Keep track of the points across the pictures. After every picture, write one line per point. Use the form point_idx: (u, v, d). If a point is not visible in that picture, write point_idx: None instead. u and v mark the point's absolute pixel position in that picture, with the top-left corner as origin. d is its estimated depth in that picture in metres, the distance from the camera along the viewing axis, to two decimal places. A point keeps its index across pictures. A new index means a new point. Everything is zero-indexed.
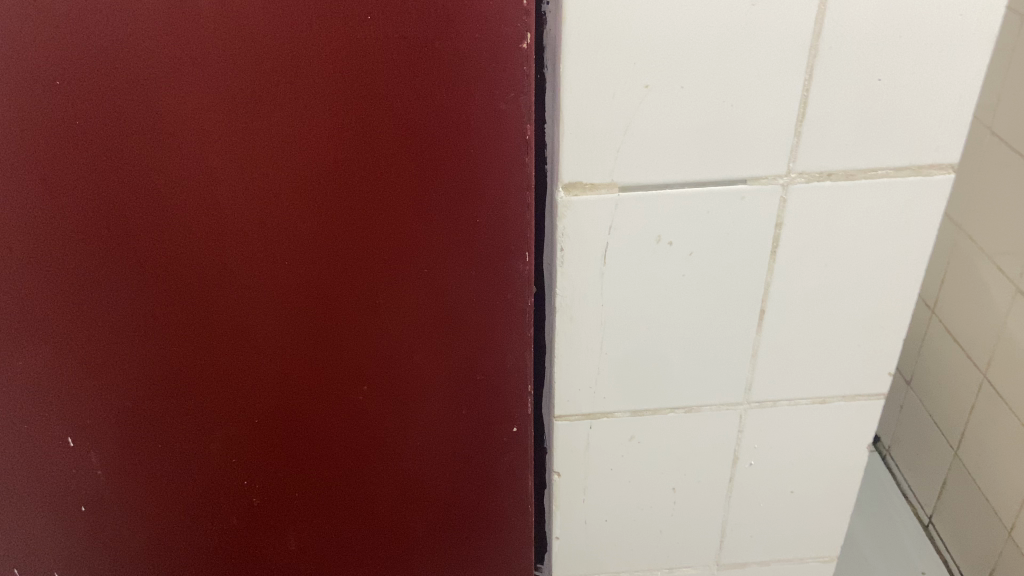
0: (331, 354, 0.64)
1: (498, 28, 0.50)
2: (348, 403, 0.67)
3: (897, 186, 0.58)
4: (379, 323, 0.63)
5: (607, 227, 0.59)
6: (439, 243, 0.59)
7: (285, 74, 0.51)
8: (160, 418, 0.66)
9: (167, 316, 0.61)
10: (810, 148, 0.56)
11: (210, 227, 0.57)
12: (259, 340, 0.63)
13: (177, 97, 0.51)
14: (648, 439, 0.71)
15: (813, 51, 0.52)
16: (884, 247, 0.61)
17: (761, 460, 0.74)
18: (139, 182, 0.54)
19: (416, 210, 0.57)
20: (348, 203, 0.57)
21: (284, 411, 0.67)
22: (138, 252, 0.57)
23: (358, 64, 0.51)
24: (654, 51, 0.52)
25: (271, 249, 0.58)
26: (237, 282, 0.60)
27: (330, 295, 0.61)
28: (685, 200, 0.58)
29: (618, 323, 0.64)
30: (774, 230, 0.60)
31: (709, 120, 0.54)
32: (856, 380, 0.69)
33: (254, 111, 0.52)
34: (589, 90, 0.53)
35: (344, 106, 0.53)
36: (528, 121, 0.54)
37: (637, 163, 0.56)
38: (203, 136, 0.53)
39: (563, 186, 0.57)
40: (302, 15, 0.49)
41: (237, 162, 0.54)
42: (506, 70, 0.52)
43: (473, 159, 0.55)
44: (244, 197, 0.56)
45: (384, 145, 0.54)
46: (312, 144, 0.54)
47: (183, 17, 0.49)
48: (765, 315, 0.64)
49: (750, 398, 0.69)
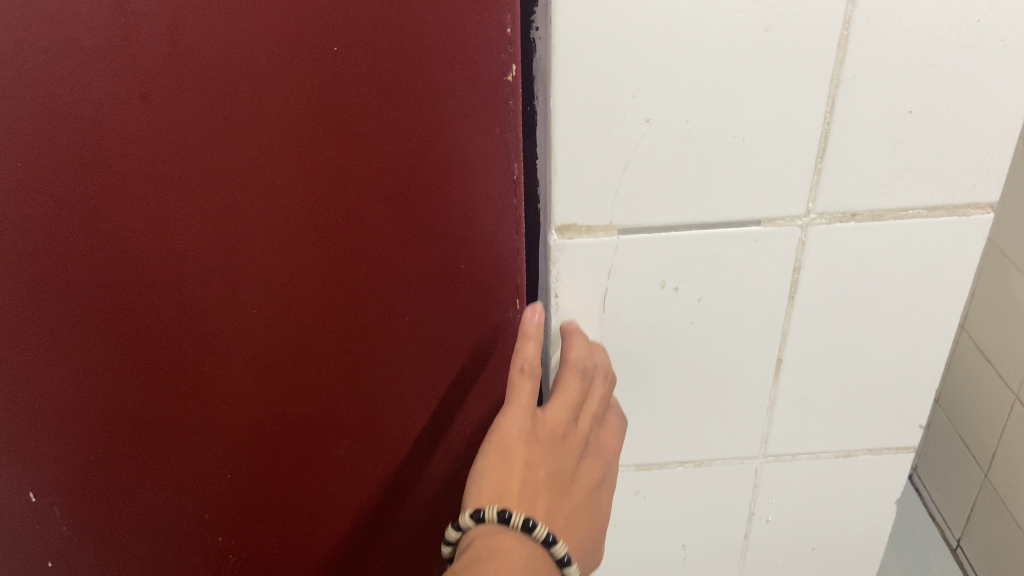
0: (308, 403, 0.59)
1: (481, 60, 0.46)
2: (327, 450, 0.63)
3: (930, 227, 0.53)
4: (359, 367, 0.58)
5: (606, 271, 0.53)
6: (421, 286, 0.54)
7: (246, 115, 0.45)
8: (117, 485, 0.60)
9: (120, 382, 0.55)
10: (831, 186, 0.51)
11: (164, 283, 0.51)
12: (227, 395, 0.57)
13: (114, 145, 0.45)
14: (655, 495, 0.65)
15: (835, 81, 0.47)
16: (915, 292, 0.56)
17: (780, 517, 0.68)
18: (74, 241, 0.48)
19: (395, 253, 0.52)
20: (321, 249, 0.51)
21: (259, 464, 0.62)
22: (80, 317, 0.51)
23: (329, 102, 0.46)
24: (657, 83, 0.46)
25: (238, 301, 0.53)
26: (200, 338, 0.54)
27: (305, 345, 0.56)
28: (692, 242, 0.52)
29: (620, 372, 0.59)
30: (791, 274, 0.54)
31: (718, 157, 0.49)
32: (883, 433, 0.63)
33: (215, 154, 0.46)
34: (585, 125, 0.48)
35: (314, 148, 0.47)
36: (515, 159, 0.49)
37: (639, 204, 0.51)
38: (150, 185, 0.47)
39: (556, 229, 0.51)
40: (261, 47, 0.43)
41: (192, 213, 0.48)
42: (490, 105, 0.47)
43: (456, 198, 0.51)
44: (202, 249, 0.50)
45: (360, 186, 0.49)
46: (280, 189, 0.48)
47: (116, 55, 0.42)
48: (782, 364, 0.59)
49: (766, 452, 0.63)
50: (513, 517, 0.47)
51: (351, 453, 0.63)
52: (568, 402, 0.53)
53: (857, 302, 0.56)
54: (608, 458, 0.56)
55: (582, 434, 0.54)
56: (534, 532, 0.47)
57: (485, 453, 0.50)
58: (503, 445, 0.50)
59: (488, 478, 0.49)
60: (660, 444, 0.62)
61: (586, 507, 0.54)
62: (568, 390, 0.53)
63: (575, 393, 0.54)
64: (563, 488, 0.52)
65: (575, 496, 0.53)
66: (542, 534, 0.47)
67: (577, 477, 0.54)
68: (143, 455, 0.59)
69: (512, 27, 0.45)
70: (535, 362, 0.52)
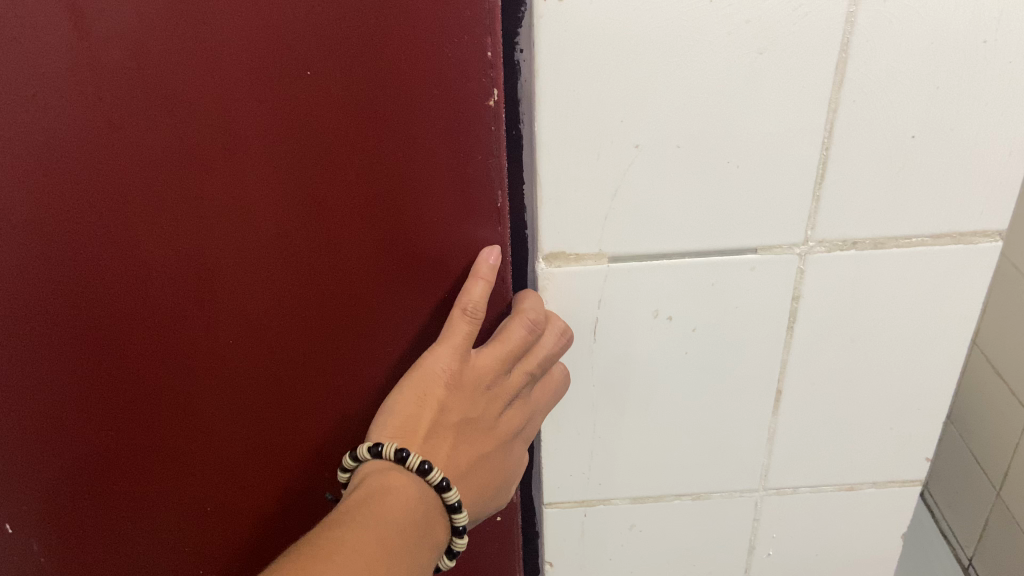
0: (288, 432, 0.58)
1: (461, 85, 0.44)
2: (309, 479, 0.61)
3: (935, 256, 0.50)
4: (340, 397, 0.56)
5: (596, 300, 0.51)
6: (402, 317, 0.52)
7: (216, 139, 0.44)
8: (95, 506, 0.59)
9: (96, 404, 0.54)
10: (831, 213, 0.48)
11: (136, 308, 0.49)
12: (204, 421, 0.56)
13: (89, 164, 0.44)
14: (650, 528, 0.63)
15: (833, 105, 0.45)
16: (920, 322, 0.53)
17: (781, 551, 0.65)
18: (49, 259, 0.47)
19: (374, 283, 0.51)
20: (296, 278, 0.50)
21: (238, 491, 0.61)
22: (54, 335, 0.50)
23: (301, 127, 0.44)
24: (646, 108, 0.44)
25: (213, 328, 0.51)
26: (175, 364, 0.53)
27: (282, 374, 0.54)
28: (685, 270, 0.50)
29: (613, 403, 0.56)
30: (790, 303, 0.52)
31: (712, 183, 0.47)
32: (889, 466, 0.60)
33: (184, 182, 0.45)
34: (571, 151, 0.46)
35: (286, 174, 0.46)
36: (498, 187, 0.47)
37: (630, 232, 0.49)
38: (122, 209, 0.46)
39: (544, 257, 0.50)
40: (230, 71, 0.42)
41: (163, 238, 0.47)
42: (471, 131, 0.45)
43: (436, 227, 0.49)
44: (175, 276, 0.49)
45: (335, 214, 0.47)
46: (252, 217, 0.47)
47: (91, 72, 0.41)
48: (782, 395, 0.56)
49: (766, 484, 0.61)
50: (410, 458, 0.45)
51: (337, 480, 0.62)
52: (504, 351, 0.48)
53: (860, 331, 0.54)
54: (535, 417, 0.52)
55: (516, 384, 0.50)
56: (428, 477, 0.45)
57: (405, 381, 0.47)
58: (422, 377, 0.47)
59: (398, 413, 0.47)
60: (656, 477, 0.60)
61: (494, 461, 0.51)
62: (507, 340, 0.48)
63: (516, 344, 0.48)
64: (478, 431, 0.49)
65: (490, 443, 0.50)
66: (435, 479, 0.45)
67: (498, 427, 0.50)
68: (120, 477, 0.58)
69: (491, 51, 0.43)
70: (480, 304, 0.48)
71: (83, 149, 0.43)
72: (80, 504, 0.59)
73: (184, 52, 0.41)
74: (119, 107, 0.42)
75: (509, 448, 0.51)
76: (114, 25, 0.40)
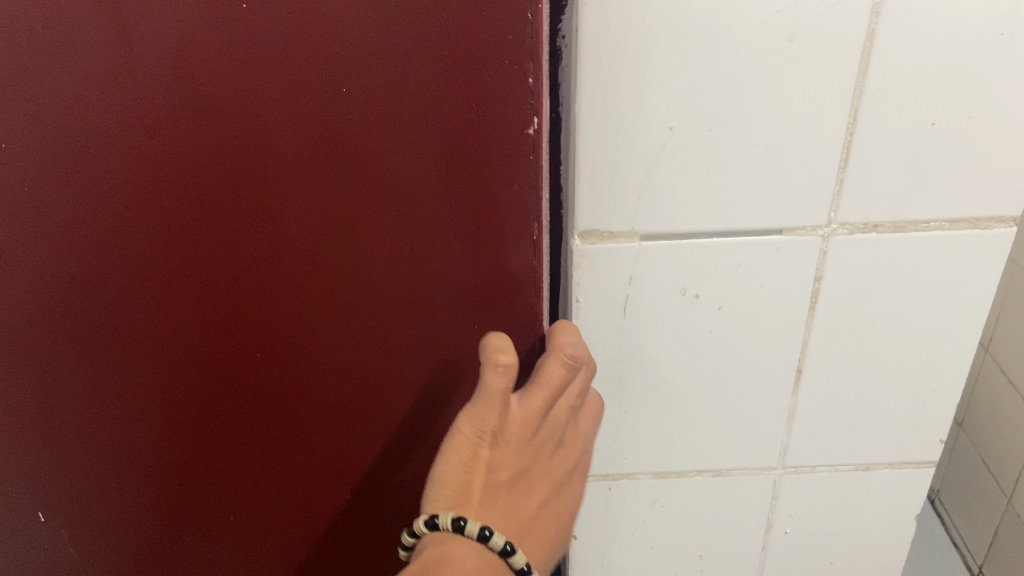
0: (327, 424, 0.62)
1: (503, 111, 0.47)
2: (345, 470, 0.65)
3: (952, 241, 0.53)
4: (377, 396, 0.60)
5: (626, 278, 0.54)
6: (437, 324, 0.56)
7: (270, 151, 0.48)
8: (149, 478, 0.65)
9: (152, 383, 0.59)
10: (853, 197, 0.51)
11: (193, 298, 0.55)
12: (250, 407, 0.61)
13: (159, 163, 0.49)
14: (673, 504, 0.65)
15: (858, 92, 0.47)
16: (936, 305, 0.56)
17: (798, 530, 0.67)
18: (119, 248, 0.52)
19: (412, 292, 0.54)
20: (338, 282, 0.54)
21: (281, 475, 0.66)
22: (118, 320, 0.55)
23: (346, 147, 0.48)
24: (680, 92, 0.47)
25: (260, 322, 0.56)
26: (226, 353, 0.58)
27: (324, 368, 0.59)
28: (713, 250, 0.53)
29: (640, 380, 0.59)
30: (812, 284, 0.55)
31: (742, 166, 0.50)
32: (904, 447, 0.63)
33: (240, 183, 0.50)
34: (607, 132, 0.48)
35: (333, 184, 0.49)
36: (533, 208, 0.51)
37: (661, 211, 0.51)
38: (185, 205, 0.51)
39: (579, 234, 0.52)
40: (286, 93, 0.46)
41: (220, 236, 0.52)
42: (509, 155, 0.48)
43: (471, 245, 0.52)
44: (228, 270, 0.53)
45: (376, 228, 0.51)
46: (300, 221, 0.51)
47: (166, 76, 0.45)
48: (802, 374, 0.59)
49: (785, 463, 0.63)
50: (467, 526, 0.49)
51: (372, 471, 0.65)
52: (544, 394, 0.51)
53: (879, 313, 0.56)
54: (580, 443, 0.56)
55: (557, 421, 0.53)
56: (491, 542, 0.49)
57: (447, 451, 0.51)
58: (462, 444, 0.51)
59: (448, 482, 0.50)
60: (678, 453, 0.63)
61: (553, 492, 0.55)
62: (545, 384, 0.50)
63: (554, 384, 0.51)
64: (530, 477, 0.54)
65: (545, 482, 0.55)
66: (498, 545, 0.49)
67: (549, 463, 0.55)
68: (171, 453, 0.63)
69: (532, 77, 0.46)
70: (510, 365, 0.48)
71: (154, 151, 0.48)
72: (134, 472, 0.64)
73: (244, 67, 0.45)
74: (187, 111, 0.47)
75: (563, 480, 0.56)
76: (185, 34, 0.44)
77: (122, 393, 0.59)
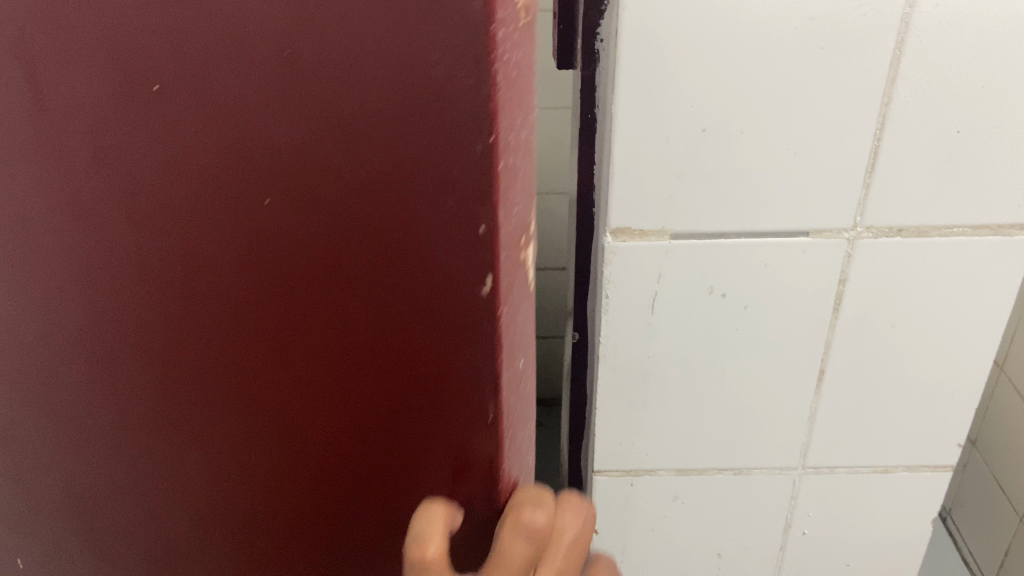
0: (269, 490, 0.57)
1: (453, 188, 0.42)
2: (291, 543, 0.60)
3: (974, 246, 0.54)
4: (325, 474, 0.55)
5: (655, 275, 0.55)
6: (387, 412, 0.52)
7: (211, 184, 0.44)
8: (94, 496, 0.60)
9: (95, 403, 0.55)
10: (879, 201, 0.52)
11: (137, 325, 0.51)
12: (193, 454, 0.56)
13: (123, 179, 0.45)
14: (693, 500, 0.67)
15: (886, 99, 0.49)
16: (958, 310, 0.57)
17: (816, 530, 0.69)
18: (76, 251, 0.49)
19: (360, 370, 0.50)
20: (281, 342, 0.50)
21: (220, 533, 0.60)
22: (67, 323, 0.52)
23: (294, 196, 0.44)
24: (713, 95, 0.49)
25: (200, 363, 0.52)
26: (169, 394, 0.54)
27: (267, 430, 0.54)
28: (741, 250, 0.54)
29: (665, 376, 0.60)
30: (836, 286, 0.56)
31: (772, 168, 0.51)
32: (922, 450, 0.64)
33: (188, 220, 0.46)
34: (642, 132, 0.50)
35: (278, 229, 0.45)
36: (483, 301, 0.46)
37: (692, 210, 0.53)
38: (126, 220, 0.47)
39: (611, 231, 0.54)
40: (235, 133, 0.42)
41: (165, 262, 0.48)
42: (459, 241, 0.44)
43: (423, 332, 0.48)
44: (170, 306, 0.49)
45: (320, 302, 0.48)
46: (244, 270, 0.47)
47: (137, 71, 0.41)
48: (825, 375, 0.60)
49: (805, 463, 0.65)
50: None
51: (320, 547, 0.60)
52: None
53: (902, 317, 0.57)
54: None
55: None
56: None
57: None
58: None
59: None
60: (700, 450, 0.64)
61: None
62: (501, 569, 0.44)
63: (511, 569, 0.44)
64: None
65: None
66: None
67: None
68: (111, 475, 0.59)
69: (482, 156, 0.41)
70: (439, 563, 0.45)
71: (122, 161, 0.44)
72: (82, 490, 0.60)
73: (203, 88, 0.41)
74: (159, 137, 0.43)
75: None
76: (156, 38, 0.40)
77: (96, 417, 0.56)
